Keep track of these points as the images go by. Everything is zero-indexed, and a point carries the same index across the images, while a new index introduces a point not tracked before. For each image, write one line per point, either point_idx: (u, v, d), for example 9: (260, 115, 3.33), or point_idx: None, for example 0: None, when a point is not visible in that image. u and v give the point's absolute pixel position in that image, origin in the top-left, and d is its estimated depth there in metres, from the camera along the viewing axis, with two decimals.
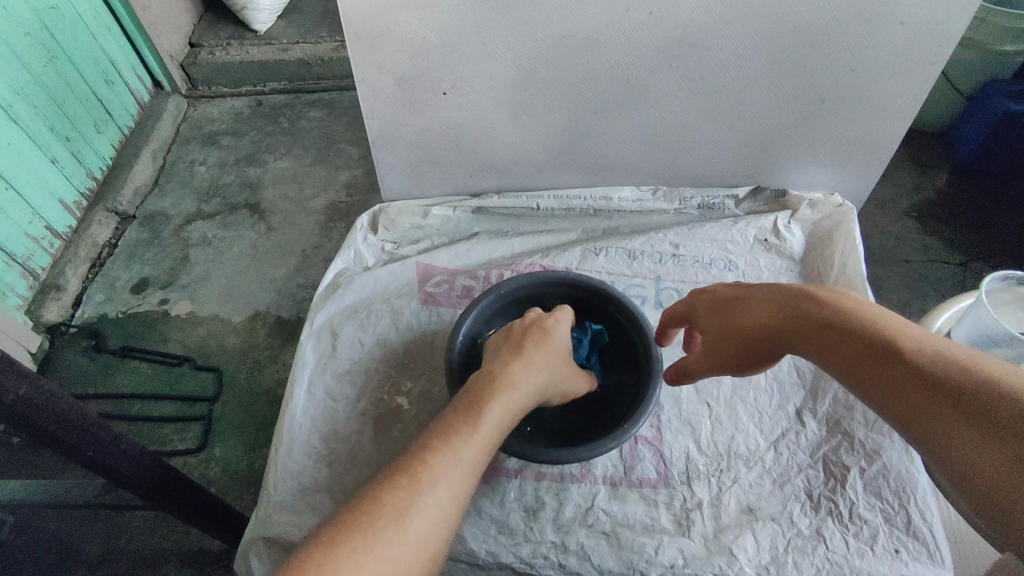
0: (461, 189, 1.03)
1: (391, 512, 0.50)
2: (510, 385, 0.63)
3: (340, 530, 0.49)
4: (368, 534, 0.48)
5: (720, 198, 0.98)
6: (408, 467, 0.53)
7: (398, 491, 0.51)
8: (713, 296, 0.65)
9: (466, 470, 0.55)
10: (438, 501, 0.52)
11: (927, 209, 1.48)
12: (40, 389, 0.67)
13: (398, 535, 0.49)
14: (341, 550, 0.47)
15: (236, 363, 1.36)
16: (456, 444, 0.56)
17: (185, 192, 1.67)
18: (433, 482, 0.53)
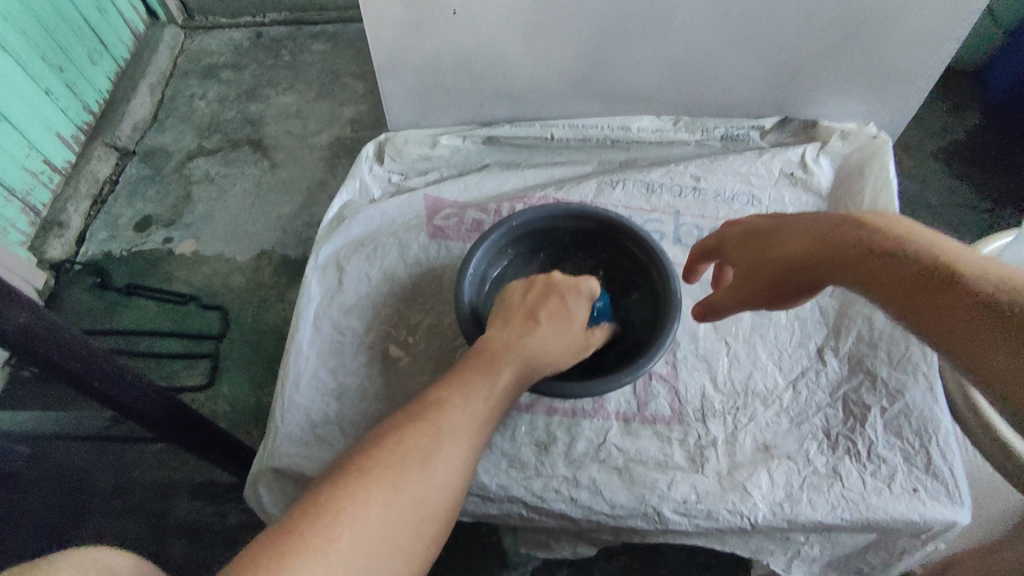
0: (472, 119, 0.98)
1: (416, 454, 0.50)
2: (526, 338, 0.63)
3: (365, 466, 0.48)
4: (395, 472, 0.48)
5: (744, 129, 0.92)
6: (430, 415, 0.54)
7: (420, 436, 0.52)
8: (745, 226, 0.63)
9: (482, 422, 0.56)
10: (459, 451, 0.53)
11: (958, 151, 1.41)
12: (39, 318, 0.65)
13: (425, 475, 0.49)
14: (370, 485, 0.46)
15: (242, 302, 1.35)
16: (474, 398, 0.57)
17: (185, 128, 1.61)
18: (454, 432, 0.54)
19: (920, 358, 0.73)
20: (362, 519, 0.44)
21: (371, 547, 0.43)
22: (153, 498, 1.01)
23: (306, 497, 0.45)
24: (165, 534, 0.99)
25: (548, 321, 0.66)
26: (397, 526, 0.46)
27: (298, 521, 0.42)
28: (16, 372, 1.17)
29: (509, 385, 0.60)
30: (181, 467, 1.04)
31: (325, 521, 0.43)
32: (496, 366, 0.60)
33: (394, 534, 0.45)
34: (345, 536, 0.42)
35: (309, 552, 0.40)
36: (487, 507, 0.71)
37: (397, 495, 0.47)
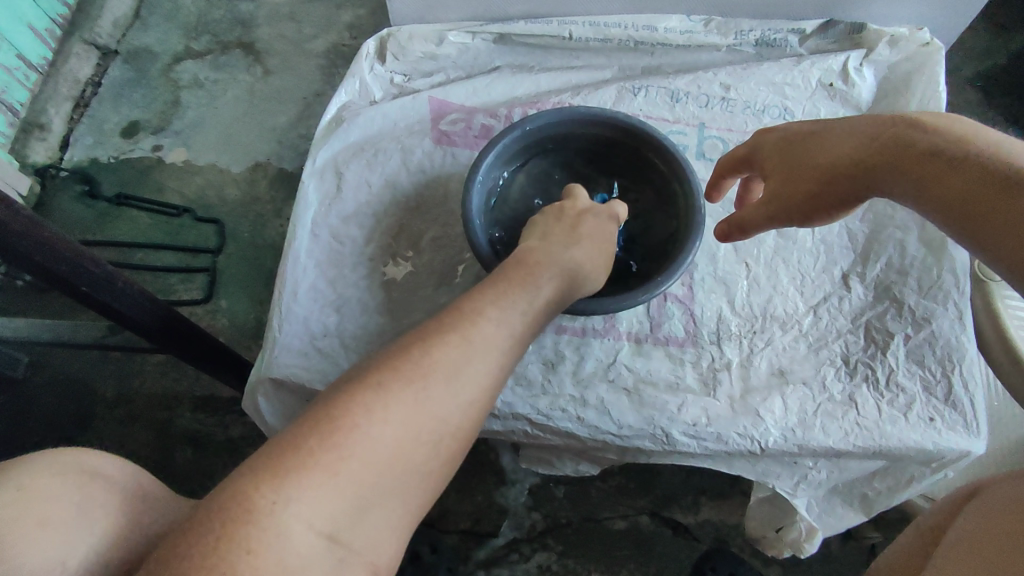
0: (483, 15, 0.89)
1: (442, 368, 0.46)
2: (559, 253, 0.58)
3: (385, 379, 0.44)
4: (417, 388, 0.44)
5: (782, 32, 0.84)
6: (462, 327, 0.49)
7: (449, 348, 0.47)
8: (785, 134, 0.58)
9: (517, 336, 0.51)
10: (488, 369, 0.48)
11: (1000, 79, 1.31)
12: (15, 212, 0.59)
13: (449, 393, 0.46)
14: (388, 402, 0.43)
15: (238, 215, 1.30)
16: (511, 309, 0.52)
17: (170, 26, 1.50)
18: (487, 346, 0.49)
19: (951, 286, 0.70)
20: (374, 439, 0.42)
21: (381, 468, 0.42)
22: (152, 407, 1.00)
23: (317, 408, 0.43)
24: (166, 444, 0.99)
25: (584, 241, 0.61)
26: (411, 446, 0.43)
27: (305, 438, 0.41)
28: (8, 278, 1.14)
29: (546, 303, 0.55)
30: (180, 378, 1.02)
31: (334, 440, 0.41)
32: (537, 281, 0.55)
33: (408, 453, 0.43)
34: (353, 457, 0.41)
35: (313, 475, 0.39)
36: (492, 424, 0.69)
37: (416, 415, 0.44)
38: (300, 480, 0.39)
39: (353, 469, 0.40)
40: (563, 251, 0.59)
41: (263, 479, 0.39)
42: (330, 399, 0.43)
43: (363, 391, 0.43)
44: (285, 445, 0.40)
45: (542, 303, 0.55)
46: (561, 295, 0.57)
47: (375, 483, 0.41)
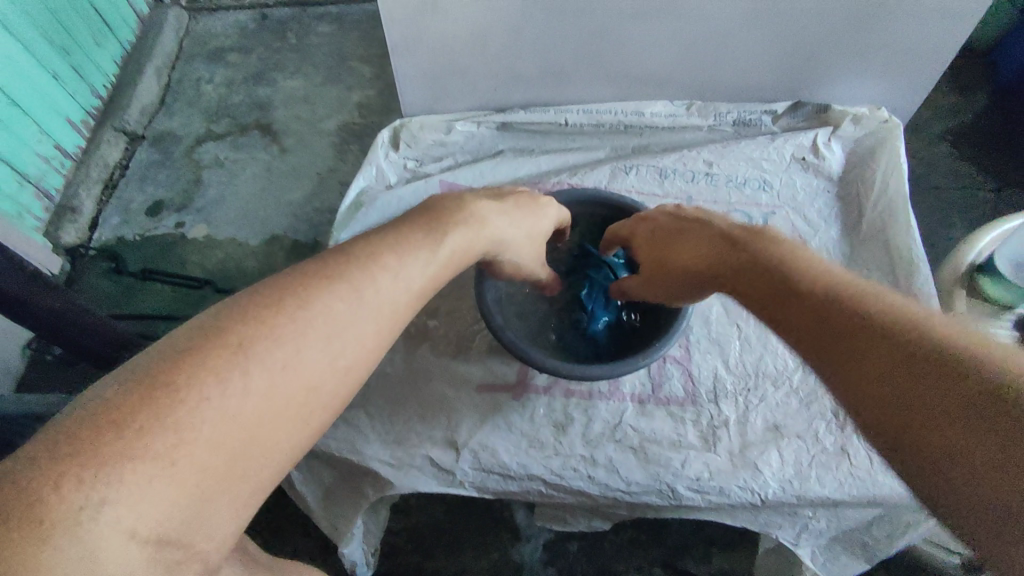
0: (486, 104, 0.99)
1: (313, 324, 0.44)
2: (477, 209, 0.60)
3: (245, 336, 0.41)
4: (280, 351, 0.42)
5: (756, 113, 0.93)
6: (344, 285, 0.47)
7: (326, 306, 0.45)
8: (655, 230, 0.69)
9: (402, 303, 0.50)
10: (365, 327, 0.47)
11: (966, 133, 1.40)
12: (74, 303, 0.73)
13: (318, 355, 0.44)
14: (244, 364, 0.40)
15: (256, 285, 1.36)
16: (406, 273, 0.51)
17: (194, 111, 1.62)
18: (369, 309, 0.47)
19: None
20: (223, 406, 0.39)
21: (228, 436, 0.39)
22: None
23: (158, 359, 0.39)
24: None
25: (507, 204, 0.64)
26: (268, 410, 0.41)
27: (135, 396, 0.37)
28: (38, 354, 1.19)
29: (449, 257, 0.55)
30: None
31: (170, 404, 0.37)
32: (440, 241, 0.55)
33: (264, 421, 0.41)
34: (197, 423, 0.37)
35: (135, 452, 0.35)
36: (507, 485, 0.74)
37: (277, 379, 0.41)
38: (126, 446, 0.35)
39: (195, 436, 0.37)
40: (477, 212, 0.60)
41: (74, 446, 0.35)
42: (173, 353, 0.39)
43: (215, 348, 0.40)
44: (101, 407, 0.36)
45: (438, 269, 0.54)
46: (471, 253, 0.58)
47: (220, 451, 0.38)
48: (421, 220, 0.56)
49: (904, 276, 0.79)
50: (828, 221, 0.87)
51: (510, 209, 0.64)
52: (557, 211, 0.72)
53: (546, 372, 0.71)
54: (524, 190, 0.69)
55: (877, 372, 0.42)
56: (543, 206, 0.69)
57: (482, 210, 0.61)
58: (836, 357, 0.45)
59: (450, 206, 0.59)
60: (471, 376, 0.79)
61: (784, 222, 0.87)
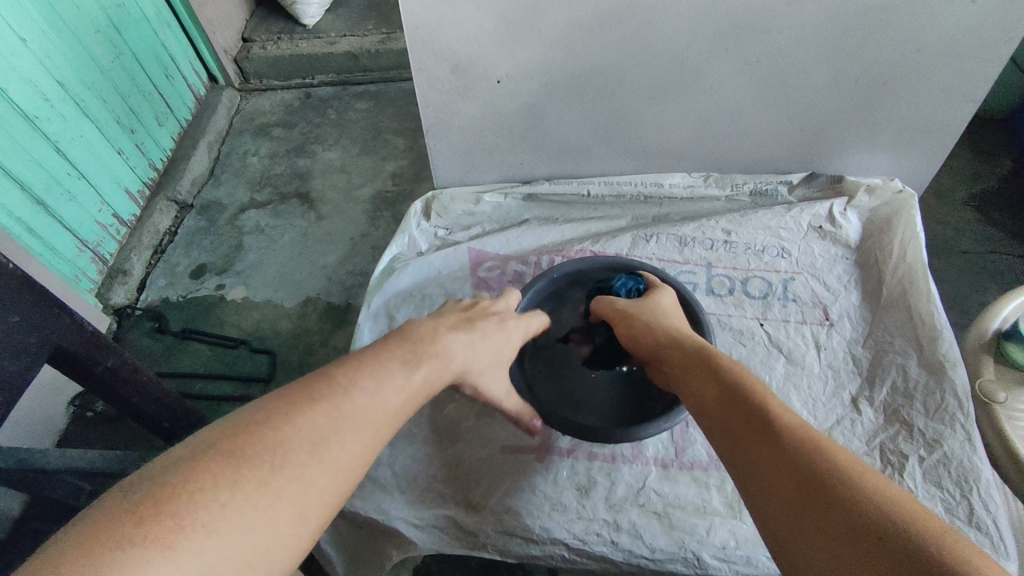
0: (512, 176, 1.05)
1: (308, 432, 0.48)
2: (450, 340, 0.65)
3: (241, 443, 0.46)
4: (276, 453, 0.46)
5: (772, 184, 0.97)
6: (333, 392, 0.51)
7: (316, 415, 0.49)
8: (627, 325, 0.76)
9: (388, 410, 0.54)
10: (360, 433, 0.51)
11: (988, 198, 1.41)
12: (126, 362, 0.78)
13: (313, 458, 0.47)
14: (242, 465, 0.44)
15: (289, 345, 1.40)
16: (389, 381, 0.55)
17: (239, 182, 1.74)
18: (358, 416, 0.51)
19: (956, 408, 0.74)
20: (222, 504, 0.42)
21: (232, 528, 0.42)
22: None
23: (166, 470, 0.43)
24: None
25: (478, 329, 0.69)
26: (270, 511, 0.44)
27: (145, 498, 0.41)
28: (81, 411, 1.24)
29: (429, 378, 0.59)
30: None
31: (179, 503, 0.41)
32: (416, 359, 0.59)
33: (265, 519, 0.43)
34: (197, 516, 0.41)
35: (141, 554, 0.38)
36: (530, 549, 0.74)
37: (275, 481, 0.45)
38: (137, 543, 0.39)
39: (200, 533, 0.40)
40: (449, 338, 0.64)
41: (87, 550, 0.38)
42: (176, 464, 0.44)
43: (215, 455, 0.45)
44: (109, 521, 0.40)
45: (418, 380, 0.58)
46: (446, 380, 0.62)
47: (220, 540, 0.41)
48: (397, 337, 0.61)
49: (928, 342, 0.79)
50: (848, 286, 0.88)
51: (480, 333, 0.69)
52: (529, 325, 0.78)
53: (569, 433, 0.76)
54: (495, 315, 0.73)
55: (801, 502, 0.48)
56: (512, 328, 0.74)
57: (454, 334, 0.66)
58: (773, 497, 0.50)
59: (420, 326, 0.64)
60: (494, 437, 0.81)
61: (803, 288, 0.89)
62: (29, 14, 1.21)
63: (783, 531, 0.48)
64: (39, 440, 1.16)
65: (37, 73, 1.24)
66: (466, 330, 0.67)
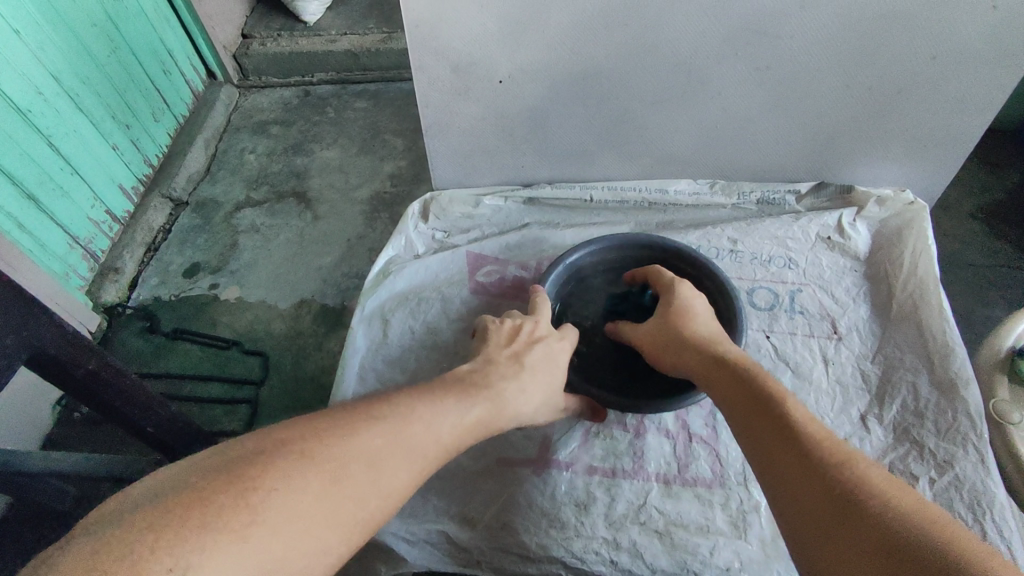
0: (513, 180, 1.03)
1: (370, 451, 0.50)
2: (502, 386, 0.64)
3: (310, 449, 0.48)
4: (339, 465, 0.48)
5: (780, 193, 0.96)
6: (393, 418, 0.54)
7: (376, 436, 0.52)
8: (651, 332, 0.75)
9: (435, 440, 0.56)
10: (411, 464, 0.53)
11: (995, 211, 1.39)
12: (108, 365, 0.75)
13: (370, 479, 0.49)
14: (311, 469, 0.46)
15: (282, 347, 1.37)
16: (442, 416, 0.58)
17: (235, 180, 1.71)
18: (411, 445, 0.53)
19: (969, 428, 0.72)
20: (287, 505, 0.44)
21: (293, 526, 0.43)
22: None
23: (239, 461, 0.45)
24: None
25: (529, 372, 0.68)
26: (326, 517, 0.45)
27: (224, 485, 0.43)
28: (66, 412, 1.21)
29: (478, 421, 0.61)
30: None
31: (251, 494, 0.43)
32: (469, 399, 0.61)
33: (321, 526, 0.45)
34: (269, 511, 0.43)
35: (216, 538, 0.40)
36: (526, 567, 0.71)
37: (336, 492, 0.47)
38: (209, 524, 0.40)
39: (266, 526, 0.42)
40: (498, 384, 0.64)
41: (170, 517, 0.40)
42: (253, 453, 0.46)
43: (286, 454, 0.47)
44: (190, 497, 0.42)
45: (470, 418, 0.60)
46: (494, 424, 0.62)
47: (283, 538, 0.42)
48: (444, 385, 0.61)
49: (939, 359, 0.77)
50: (857, 299, 0.86)
51: (530, 375, 0.68)
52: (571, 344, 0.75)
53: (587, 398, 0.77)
54: (541, 347, 0.71)
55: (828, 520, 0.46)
56: (558, 359, 0.72)
57: (503, 381, 0.65)
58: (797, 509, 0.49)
59: (464, 375, 0.64)
60: (491, 449, 0.78)
61: (810, 300, 0.86)
62: (23, 5, 1.18)
63: (807, 546, 0.47)
64: (22, 442, 1.13)
65: (31, 66, 1.21)
66: (516, 375, 0.66)
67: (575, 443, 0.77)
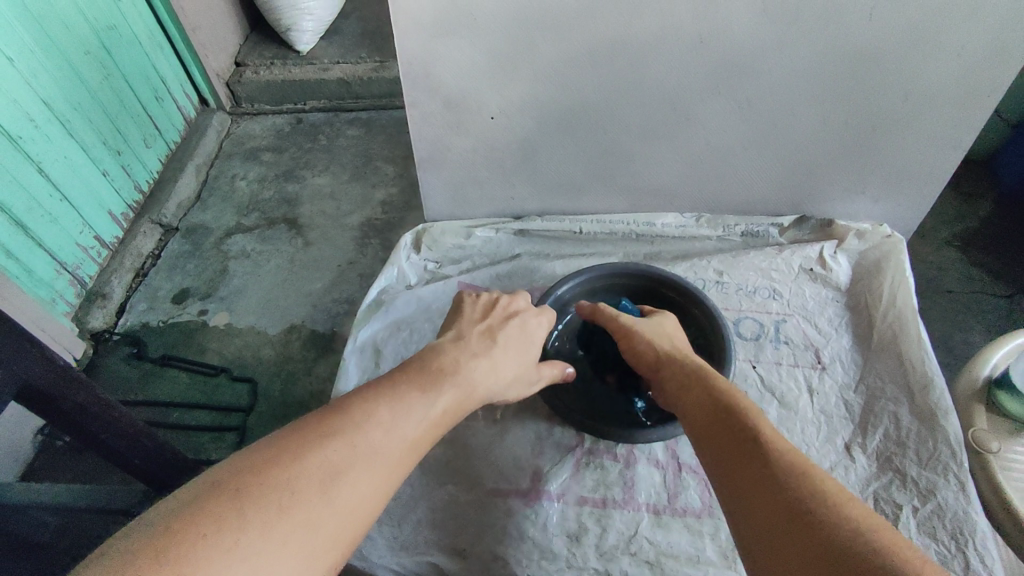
0: (504, 211, 1.05)
1: (321, 473, 0.47)
2: (470, 366, 0.64)
3: (248, 483, 0.44)
4: (285, 493, 0.44)
5: (764, 225, 0.98)
6: (346, 432, 0.50)
7: (326, 454, 0.48)
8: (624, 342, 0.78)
9: (399, 447, 0.53)
10: (372, 477, 0.50)
11: (970, 239, 1.44)
12: (97, 398, 0.74)
13: (324, 501, 0.46)
14: (250, 506, 0.43)
15: (271, 374, 1.37)
16: (404, 419, 0.54)
17: (226, 206, 1.72)
18: (370, 456, 0.50)
19: (949, 457, 0.74)
20: (225, 551, 0.40)
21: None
22: None
23: (166, 514, 0.41)
24: None
25: (499, 348, 0.69)
26: (275, 554, 0.42)
27: (149, 544, 0.38)
28: (49, 441, 1.19)
29: (448, 408, 0.59)
30: None
31: (182, 548, 0.39)
32: (437, 388, 0.59)
33: (269, 564, 0.41)
34: (204, 564, 0.39)
35: None
36: None
37: (284, 523, 0.43)
38: None
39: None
40: (470, 360, 0.65)
41: None
42: (184, 501, 0.42)
43: (221, 495, 0.43)
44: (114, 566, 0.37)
45: (438, 410, 0.58)
46: (463, 406, 0.62)
47: None
48: (417, 363, 0.62)
49: (919, 389, 0.80)
50: (839, 330, 0.88)
51: (502, 350, 0.70)
52: (546, 325, 0.79)
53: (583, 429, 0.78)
54: (515, 321, 0.74)
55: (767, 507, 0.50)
56: (531, 333, 0.75)
57: (475, 356, 0.66)
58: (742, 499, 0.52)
59: (439, 352, 0.65)
60: (482, 479, 0.78)
61: (795, 330, 0.89)
62: (17, 33, 1.20)
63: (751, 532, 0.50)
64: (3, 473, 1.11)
65: (23, 92, 1.22)
66: (488, 350, 0.68)
67: (566, 474, 0.78)
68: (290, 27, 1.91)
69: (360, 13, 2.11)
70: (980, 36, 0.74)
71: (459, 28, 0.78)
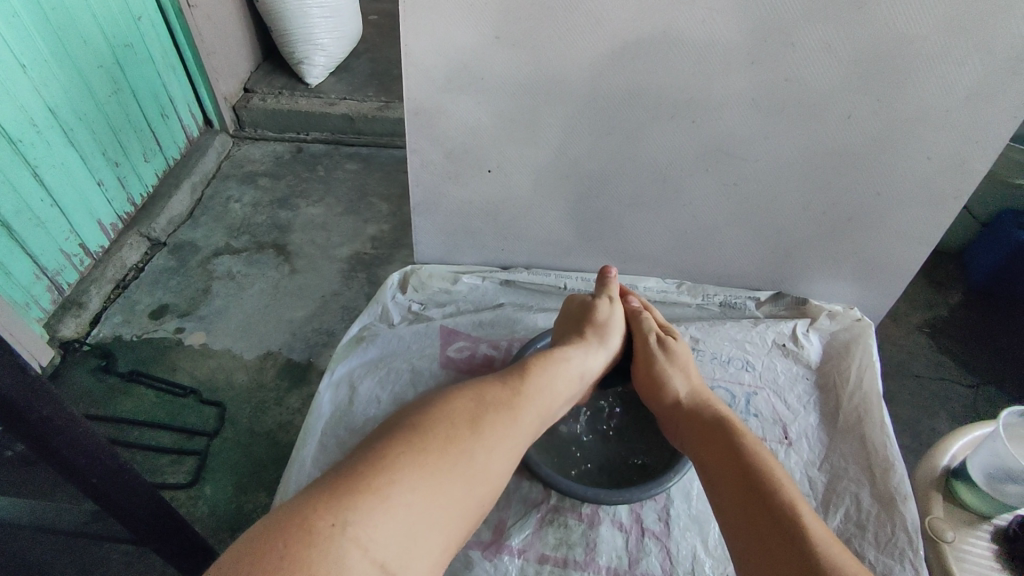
0: (492, 261, 1.08)
1: (464, 416, 0.62)
2: (570, 353, 0.78)
3: (419, 423, 0.60)
4: (447, 428, 0.60)
5: (741, 298, 1.03)
6: (479, 391, 0.66)
7: (464, 401, 0.64)
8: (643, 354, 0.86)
9: (534, 427, 0.68)
10: (508, 422, 0.65)
11: (939, 326, 1.49)
12: (61, 411, 0.71)
13: (473, 434, 0.61)
14: (428, 434, 0.58)
15: (241, 400, 1.34)
16: (520, 384, 0.70)
17: (217, 226, 1.73)
18: (501, 407, 0.65)
19: (906, 543, 0.75)
20: (419, 465, 0.55)
21: (426, 484, 0.55)
22: None
23: (361, 449, 0.56)
24: None
25: (591, 341, 0.83)
26: (446, 471, 0.56)
27: (360, 462, 0.54)
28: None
29: (558, 382, 0.74)
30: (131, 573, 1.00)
31: (384, 462, 0.54)
32: (545, 366, 0.74)
33: (447, 478, 0.56)
34: (402, 474, 0.54)
35: (360, 501, 0.50)
36: None
37: (452, 449, 0.58)
38: (354, 495, 0.51)
39: (400, 483, 0.53)
40: (584, 368, 0.79)
41: (323, 495, 0.50)
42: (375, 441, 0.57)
43: (400, 432, 0.58)
44: (334, 482, 0.52)
45: (549, 380, 0.73)
46: (572, 382, 0.76)
47: (417, 494, 0.53)
48: (546, 358, 0.76)
49: (881, 473, 0.82)
50: (807, 407, 0.91)
51: (593, 342, 0.83)
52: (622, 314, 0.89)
53: (555, 486, 0.79)
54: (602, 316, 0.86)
55: (755, 537, 0.59)
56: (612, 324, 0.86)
57: (586, 364, 0.79)
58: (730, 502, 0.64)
59: (562, 351, 0.78)
60: None
61: (765, 404, 0.91)
62: (34, 42, 1.23)
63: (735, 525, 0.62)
64: None
65: (30, 98, 1.23)
66: (581, 342, 0.82)
67: (529, 530, 0.78)
68: (302, 60, 1.96)
69: (372, 54, 2.18)
70: (947, 145, 0.80)
71: (467, 87, 0.82)
